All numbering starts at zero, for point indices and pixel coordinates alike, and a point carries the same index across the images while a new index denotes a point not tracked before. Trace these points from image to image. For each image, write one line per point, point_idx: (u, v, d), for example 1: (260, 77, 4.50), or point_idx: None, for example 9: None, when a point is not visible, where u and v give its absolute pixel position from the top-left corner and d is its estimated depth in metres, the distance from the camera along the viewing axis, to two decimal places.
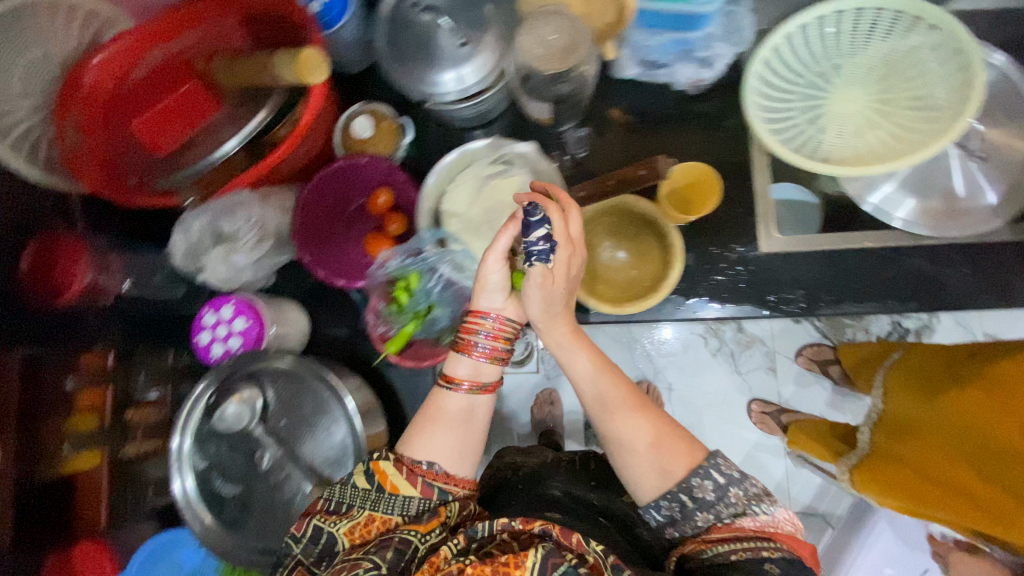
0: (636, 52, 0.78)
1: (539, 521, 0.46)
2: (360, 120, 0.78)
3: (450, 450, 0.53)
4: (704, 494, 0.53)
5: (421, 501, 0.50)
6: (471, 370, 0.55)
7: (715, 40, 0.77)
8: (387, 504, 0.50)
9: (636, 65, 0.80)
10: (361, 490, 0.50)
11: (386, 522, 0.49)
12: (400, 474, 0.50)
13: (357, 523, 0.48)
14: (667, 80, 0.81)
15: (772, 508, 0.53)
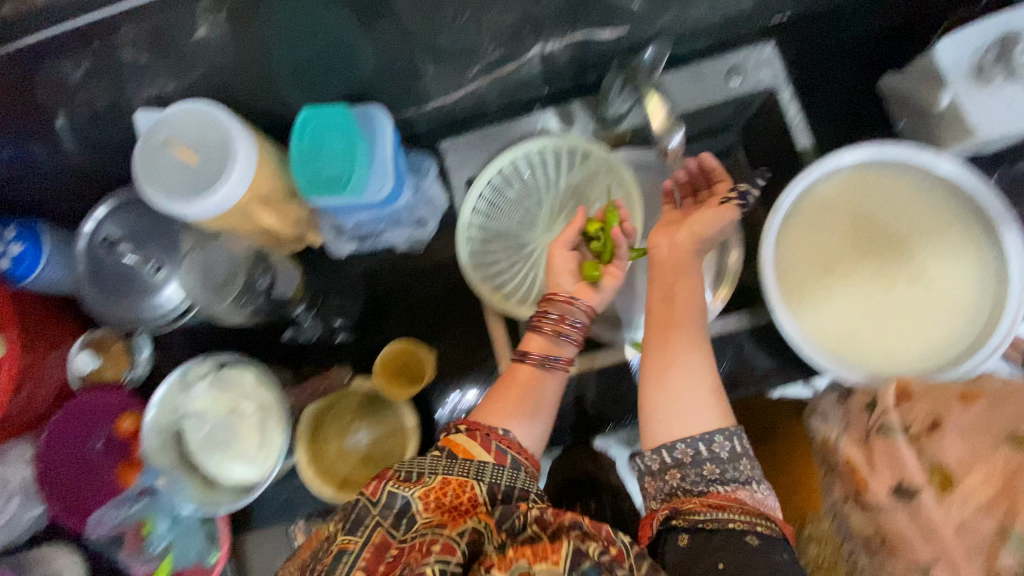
0: (343, 233, 0.81)
1: (569, 514, 0.53)
2: (79, 357, 0.80)
3: (518, 421, 0.65)
4: (720, 454, 0.61)
5: (496, 466, 0.59)
6: (545, 346, 0.69)
7: (418, 204, 0.84)
8: (463, 467, 0.58)
9: (351, 242, 0.83)
10: (435, 458, 0.59)
11: (462, 484, 0.57)
12: (475, 444, 0.60)
13: (430, 487, 0.56)
14: (386, 243, 0.86)
15: (741, 461, 0.62)
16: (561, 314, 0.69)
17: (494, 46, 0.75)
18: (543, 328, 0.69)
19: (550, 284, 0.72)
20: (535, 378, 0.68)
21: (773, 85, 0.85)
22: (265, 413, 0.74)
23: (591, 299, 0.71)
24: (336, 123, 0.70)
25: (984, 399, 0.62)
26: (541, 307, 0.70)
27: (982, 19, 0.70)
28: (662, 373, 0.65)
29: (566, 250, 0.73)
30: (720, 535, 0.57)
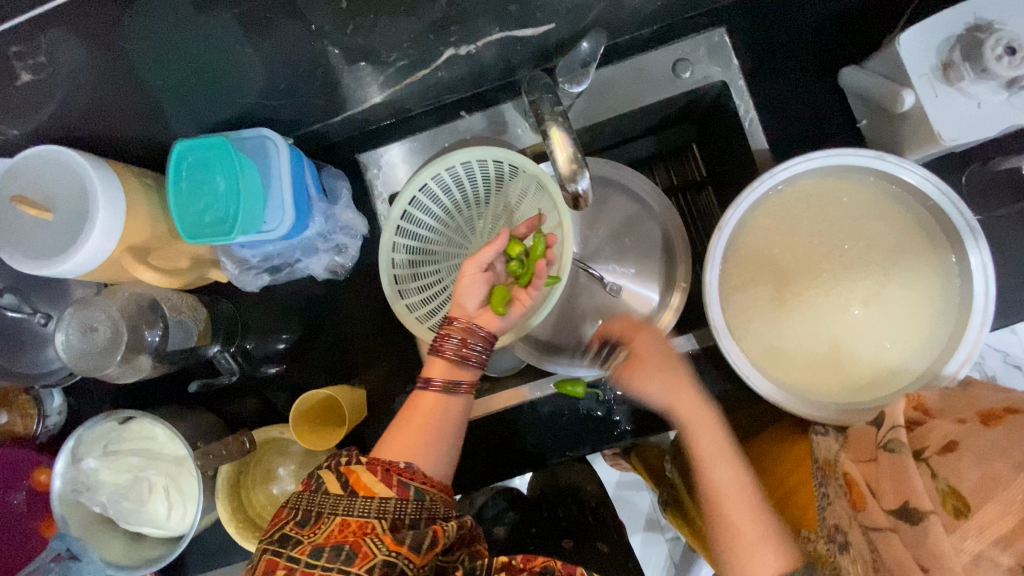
0: (250, 268, 0.74)
1: (540, 560, 0.52)
2: None
3: (426, 451, 0.56)
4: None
5: (399, 500, 0.51)
6: (448, 371, 0.60)
7: (333, 231, 0.76)
8: (365, 506, 0.49)
9: (262, 275, 0.75)
10: (334, 495, 0.50)
11: (364, 524, 0.48)
12: (378, 478, 0.51)
13: (330, 532, 0.48)
14: (305, 272, 0.79)
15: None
16: (464, 339, 0.60)
17: (398, 57, 0.65)
18: (445, 352, 0.60)
19: (453, 304, 0.63)
20: (438, 410, 0.58)
21: (724, 79, 0.76)
22: (178, 468, 0.70)
23: (493, 326, 0.62)
24: (221, 161, 0.62)
25: (1009, 420, 0.44)
26: (440, 328, 0.61)
27: (950, 8, 0.62)
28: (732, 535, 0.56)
29: (477, 271, 0.61)
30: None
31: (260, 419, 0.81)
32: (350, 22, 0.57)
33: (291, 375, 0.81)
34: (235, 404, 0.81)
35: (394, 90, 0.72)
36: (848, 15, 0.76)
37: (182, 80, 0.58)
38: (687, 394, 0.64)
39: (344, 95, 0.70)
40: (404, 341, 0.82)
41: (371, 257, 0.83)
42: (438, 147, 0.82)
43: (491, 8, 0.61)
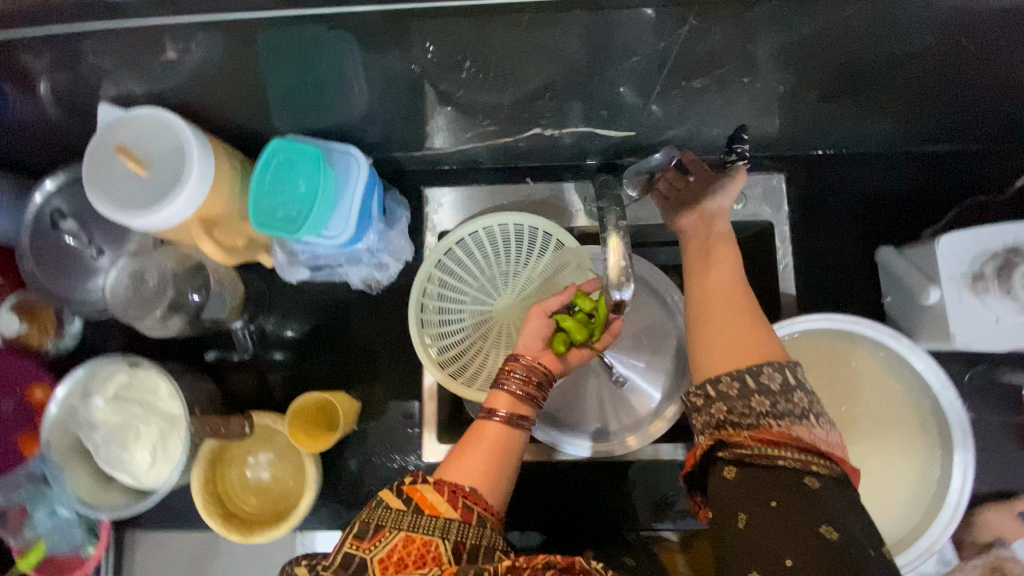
0: (296, 262, 0.78)
1: (541, 556, 0.47)
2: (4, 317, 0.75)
3: (486, 480, 0.56)
4: (770, 387, 0.51)
5: (462, 524, 0.51)
6: (511, 404, 0.61)
7: (380, 250, 0.81)
8: (428, 525, 0.50)
9: (304, 269, 0.80)
10: (396, 511, 0.51)
11: (427, 542, 0.49)
12: (442, 499, 0.52)
13: (394, 546, 0.49)
14: (343, 278, 0.83)
15: (795, 393, 0.52)
16: (529, 375, 0.62)
17: (487, 122, 0.72)
18: (509, 385, 0.62)
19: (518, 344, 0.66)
20: (501, 441, 0.59)
21: (771, 220, 0.82)
22: (168, 427, 0.72)
23: (555, 366, 0.65)
24: (307, 165, 0.68)
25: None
26: (506, 362, 0.63)
27: (990, 227, 0.67)
28: (722, 344, 0.56)
29: (542, 315, 0.66)
30: (772, 472, 0.49)
31: (254, 401, 0.83)
32: (462, 86, 0.63)
33: (297, 369, 0.84)
34: (236, 380, 0.84)
35: (474, 144, 0.79)
36: (903, 196, 0.82)
37: (294, 93, 0.64)
38: (722, 270, 0.64)
39: (429, 137, 0.77)
40: (410, 369, 0.85)
41: (404, 281, 0.87)
42: (497, 202, 0.87)
43: (583, 109, 0.69)
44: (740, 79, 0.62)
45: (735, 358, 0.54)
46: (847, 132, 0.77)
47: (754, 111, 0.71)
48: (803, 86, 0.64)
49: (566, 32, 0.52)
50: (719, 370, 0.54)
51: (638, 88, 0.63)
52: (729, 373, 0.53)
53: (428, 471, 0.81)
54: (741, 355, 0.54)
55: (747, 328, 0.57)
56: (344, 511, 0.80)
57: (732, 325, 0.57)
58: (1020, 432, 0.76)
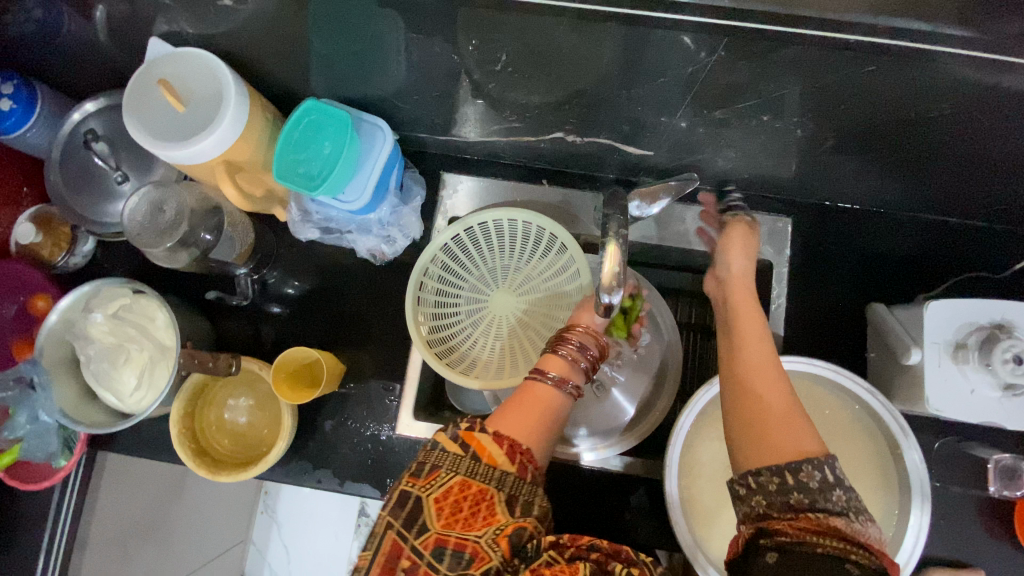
0: (308, 221, 0.81)
1: (586, 538, 0.49)
2: (23, 227, 0.78)
3: (537, 440, 0.54)
4: (811, 484, 0.47)
5: (517, 479, 0.50)
6: (564, 368, 0.59)
7: (391, 224, 0.83)
8: (486, 474, 0.49)
9: (315, 230, 0.82)
10: (454, 454, 0.50)
11: (484, 491, 0.49)
12: (501, 450, 0.50)
13: (449, 489, 0.49)
14: (350, 244, 0.86)
15: (836, 493, 0.47)
16: (585, 344, 0.61)
17: (513, 119, 0.75)
18: (565, 352, 0.60)
19: (575, 317, 0.65)
20: (551, 404, 0.56)
21: (771, 260, 0.84)
22: (158, 356, 0.75)
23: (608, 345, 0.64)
24: (336, 129, 0.71)
25: None
26: (565, 332, 0.62)
27: (979, 301, 0.69)
28: (758, 431, 0.51)
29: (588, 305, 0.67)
30: (814, 561, 0.44)
31: (243, 348, 0.85)
32: (495, 80, 0.66)
33: (290, 324, 0.86)
34: (229, 325, 0.86)
35: (498, 138, 0.81)
36: (904, 259, 0.84)
37: (335, 60, 0.66)
38: (752, 338, 0.57)
39: (455, 123, 0.79)
40: (398, 343, 0.87)
41: (408, 259, 0.89)
42: (511, 197, 0.89)
43: (606, 122, 0.71)
44: (760, 117, 0.64)
45: (778, 447, 0.49)
46: (858, 187, 0.79)
47: (770, 151, 0.73)
48: (821, 134, 0.66)
49: (601, 43, 0.54)
50: (755, 462, 0.50)
51: (661, 109, 0.65)
52: (768, 467, 0.49)
53: (398, 445, 0.82)
54: (786, 448, 0.49)
55: (786, 411, 0.51)
56: (310, 468, 0.82)
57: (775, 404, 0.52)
58: (980, 507, 0.77)
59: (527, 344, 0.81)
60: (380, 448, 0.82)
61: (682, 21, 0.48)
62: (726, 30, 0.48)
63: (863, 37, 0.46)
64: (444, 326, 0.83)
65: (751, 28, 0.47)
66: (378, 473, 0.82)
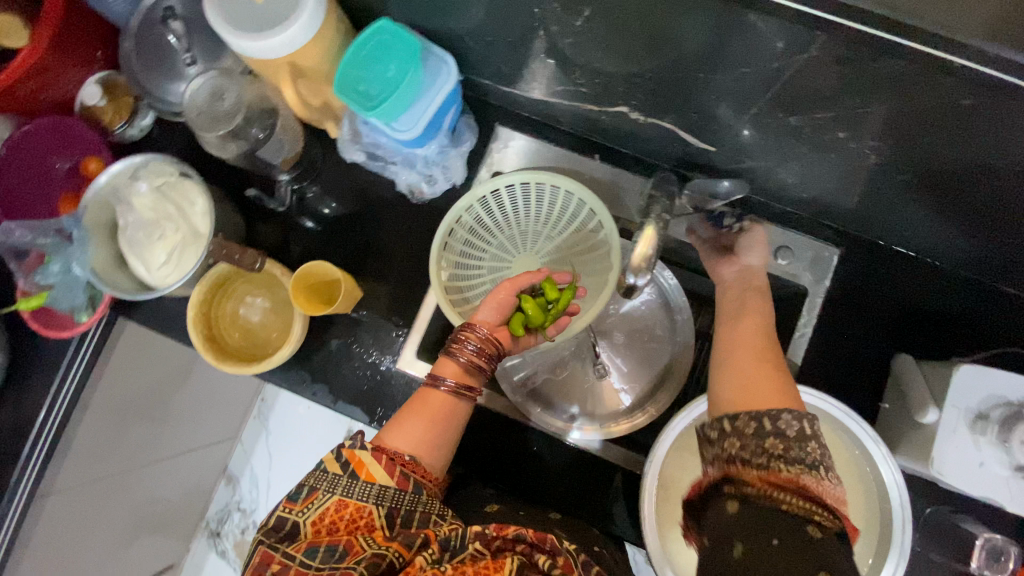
0: (357, 142, 0.82)
1: (511, 529, 0.55)
2: (90, 88, 0.81)
3: (428, 447, 0.62)
4: (787, 431, 0.51)
5: (399, 490, 0.57)
6: (459, 374, 0.66)
7: (435, 163, 0.84)
8: (363, 492, 0.55)
9: (361, 152, 0.84)
10: (333, 475, 0.56)
11: (360, 509, 0.55)
12: (379, 467, 0.57)
13: (324, 511, 0.54)
14: (392, 176, 0.87)
15: (810, 444, 0.50)
16: (481, 349, 0.66)
17: (581, 82, 0.73)
18: (459, 357, 0.66)
19: (477, 313, 0.69)
20: (442, 407, 0.64)
21: (808, 287, 0.81)
22: (190, 239, 0.77)
23: (508, 343, 0.69)
24: (406, 55, 0.70)
25: None
26: (461, 333, 0.66)
27: (1015, 376, 0.66)
28: (742, 386, 0.57)
29: (510, 291, 0.68)
30: (770, 519, 0.47)
31: (269, 252, 0.88)
32: (571, 36, 0.63)
33: (317, 239, 0.88)
34: (262, 227, 0.88)
35: (561, 100, 0.79)
36: (947, 317, 0.81)
37: None
38: (747, 322, 0.67)
39: (522, 76, 0.78)
40: (416, 283, 0.87)
41: (445, 202, 0.89)
42: (559, 164, 0.87)
43: (674, 105, 0.69)
44: (836, 133, 0.61)
45: (760, 397, 0.55)
46: (920, 232, 0.75)
47: (837, 173, 0.70)
48: (895, 165, 0.63)
49: (688, 17, 0.52)
50: (737, 410, 0.55)
51: (734, 103, 0.63)
52: (745, 411, 0.54)
53: (395, 377, 0.84)
54: (771, 399, 0.54)
55: (771, 377, 0.58)
56: (308, 380, 0.84)
57: (751, 389, 0.56)
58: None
59: None
60: (377, 377, 0.84)
61: (775, 9, 0.46)
62: (821, 26, 0.45)
63: (967, 63, 0.43)
64: (462, 276, 0.84)
65: (849, 29, 0.45)
66: (372, 400, 0.84)
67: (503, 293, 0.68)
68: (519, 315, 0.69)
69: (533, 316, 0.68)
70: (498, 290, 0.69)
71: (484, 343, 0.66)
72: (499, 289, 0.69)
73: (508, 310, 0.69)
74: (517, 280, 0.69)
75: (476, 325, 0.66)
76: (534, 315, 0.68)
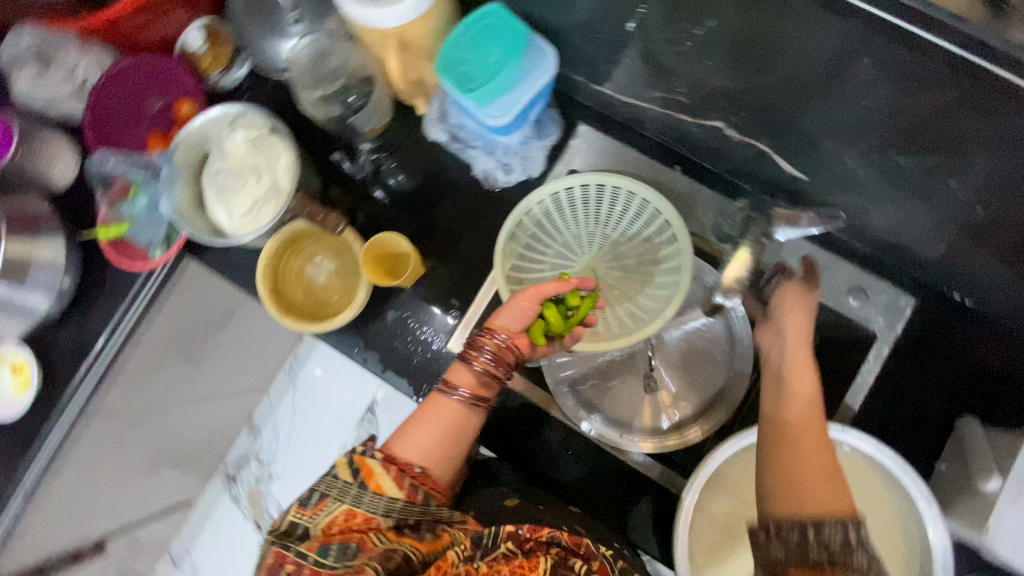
0: (443, 122, 0.85)
1: (545, 532, 0.60)
2: (194, 34, 0.87)
3: (434, 460, 0.59)
4: (833, 543, 0.44)
5: (406, 502, 0.56)
6: (472, 384, 0.62)
7: (515, 153, 0.86)
8: (372, 503, 0.55)
9: (444, 133, 0.86)
10: (343, 482, 0.55)
11: (370, 519, 0.54)
12: (388, 478, 0.56)
13: (334, 518, 0.54)
14: (468, 160, 0.87)
15: (859, 554, 0.44)
16: (499, 358, 0.61)
17: (679, 91, 0.72)
18: (474, 365, 0.61)
19: (496, 318, 0.64)
20: (451, 416, 0.61)
21: (878, 332, 0.79)
22: (270, 194, 0.78)
23: (527, 351, 0.66)
24: (512, 42, 0.70)
25: None
26: (478, 339, 0.62)
27: None
28: (786, 478, 0.49)
29: (534, 299, 0.64)
30: None
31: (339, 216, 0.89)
32: (684, 43, 0.62)
33: (388, 210, 0.89)
34: (336, 190, 0.89)
35: (653, 106, 0.78)
36: None
37: None
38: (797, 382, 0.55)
39: (619, 77, 0.77)
40: (477, 269, 0.87)
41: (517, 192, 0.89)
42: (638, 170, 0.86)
43: (775, 127, 0.67)
44: (946, 181, 0.59)
45: (807, 499, 0.47)
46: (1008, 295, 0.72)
47: (934, 222, 0.67)
48: (1002, 223, 0.60)
49: (817, 39, 0.50)
50: (787, 510, 0.47)
51: (842, 134, 0.61)
52: (792, 523, 0.46)
53: (444, 357, 0.85)
54: (824, 502, 0.46)
55: (824, 467, 0.49)
56: (360, 346, 0.86)
57: (800, 466, 0.49)
58: None
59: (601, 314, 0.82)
60: (427, 354, 0.85)
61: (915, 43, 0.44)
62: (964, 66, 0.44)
63: None
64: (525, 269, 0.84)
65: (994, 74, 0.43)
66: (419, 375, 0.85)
67: (522, 302, 0.64)
68: (540, 322, 0.66)
69: (553, 323, 0.65)
70: (517, 296, 0.65)
71: (504, 352, 0.62)
72: (515, 297, 0.64)
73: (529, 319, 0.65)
74: (542, 287, 0.65)
75: (494, 331, 0.62)
76: (554, 322, 0.65)
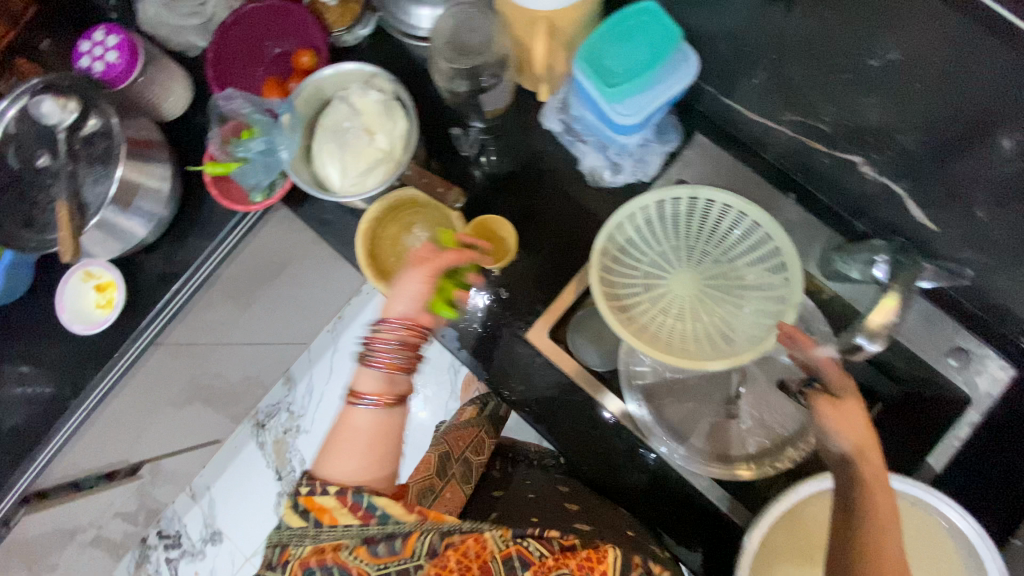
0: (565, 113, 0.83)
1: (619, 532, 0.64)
2: None
3: (363, 465, 0.61)
4: None
5: (367, 521, 0.59)
6: (382, 384, 0.64)
7: (628, 155, 0.84)
8: (334, 532, 0.59)
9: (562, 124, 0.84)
10: (301, 527, 0.59)
11: (336, 544, 0.59)
12: (340, 508, 0.59)
13: (304, 558, 0.58)
14: (579, 153, 0.85)
15: None
16: (405, 340, 0.64)
17: (822, 119, 0.69)
18: (377, 364, 0.64)
19: (390, 307, 0.67)
20: (367, 421, 0.62)
21: (975, 399, 0.76)
22: (381, 157, 0.78)
23: (432, 324, 0.69)
24: (664, 42, 0.69)
25: None
26: (375, 337, 0.65)
27: None
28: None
29: (424, 278, 0.67)
30: None
31: None
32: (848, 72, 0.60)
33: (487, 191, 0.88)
34: (439, 163, 0.89)
35: (786, 131, 0.76)
36: None
37: None
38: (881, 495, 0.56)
39: (757, 96, 0.75)
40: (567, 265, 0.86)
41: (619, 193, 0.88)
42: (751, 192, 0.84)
43: (920, 173, 0.65)
44: None
45: None
46: None
47: None
48: None
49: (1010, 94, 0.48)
50: None
51: (995, 193, 0.59)
52: None
53: (522, 346, 0.85)
54: None
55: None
56: (439, 321, 0.86)
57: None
58: None
59: (691, 332, 0.80)
60: (505, 340, 0.85)
61: None
62: None
63: None
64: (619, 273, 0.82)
65: None
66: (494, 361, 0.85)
67: (409, 283, 0.67)
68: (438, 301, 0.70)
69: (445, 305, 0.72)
70: (408, 274, 0.68)
71: (403, 329, 0.65)
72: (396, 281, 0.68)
73: (412, 291, 0.67)
74: (434, 258, 0.69)
75: (387, 321, 0.65)
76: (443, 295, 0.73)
